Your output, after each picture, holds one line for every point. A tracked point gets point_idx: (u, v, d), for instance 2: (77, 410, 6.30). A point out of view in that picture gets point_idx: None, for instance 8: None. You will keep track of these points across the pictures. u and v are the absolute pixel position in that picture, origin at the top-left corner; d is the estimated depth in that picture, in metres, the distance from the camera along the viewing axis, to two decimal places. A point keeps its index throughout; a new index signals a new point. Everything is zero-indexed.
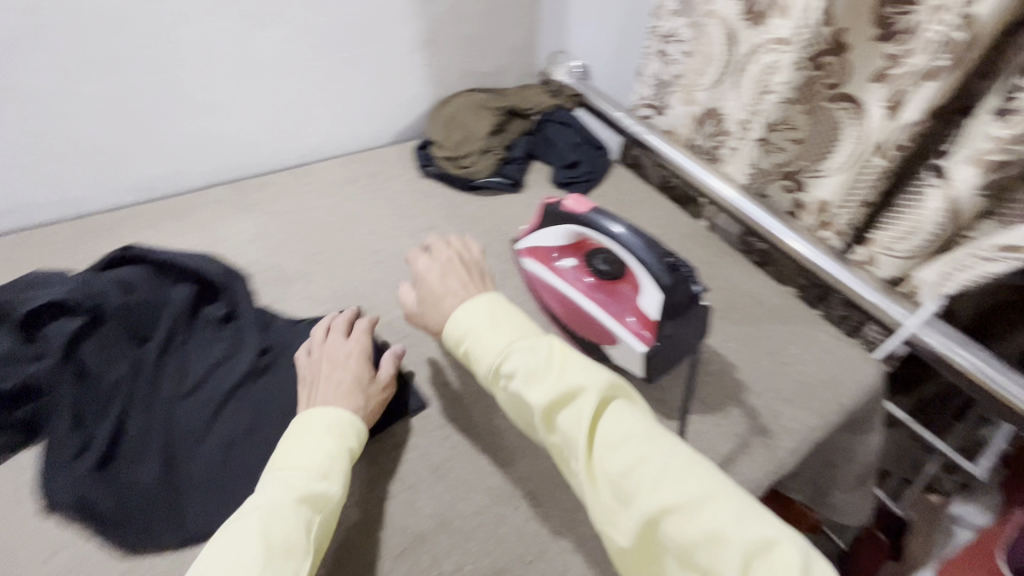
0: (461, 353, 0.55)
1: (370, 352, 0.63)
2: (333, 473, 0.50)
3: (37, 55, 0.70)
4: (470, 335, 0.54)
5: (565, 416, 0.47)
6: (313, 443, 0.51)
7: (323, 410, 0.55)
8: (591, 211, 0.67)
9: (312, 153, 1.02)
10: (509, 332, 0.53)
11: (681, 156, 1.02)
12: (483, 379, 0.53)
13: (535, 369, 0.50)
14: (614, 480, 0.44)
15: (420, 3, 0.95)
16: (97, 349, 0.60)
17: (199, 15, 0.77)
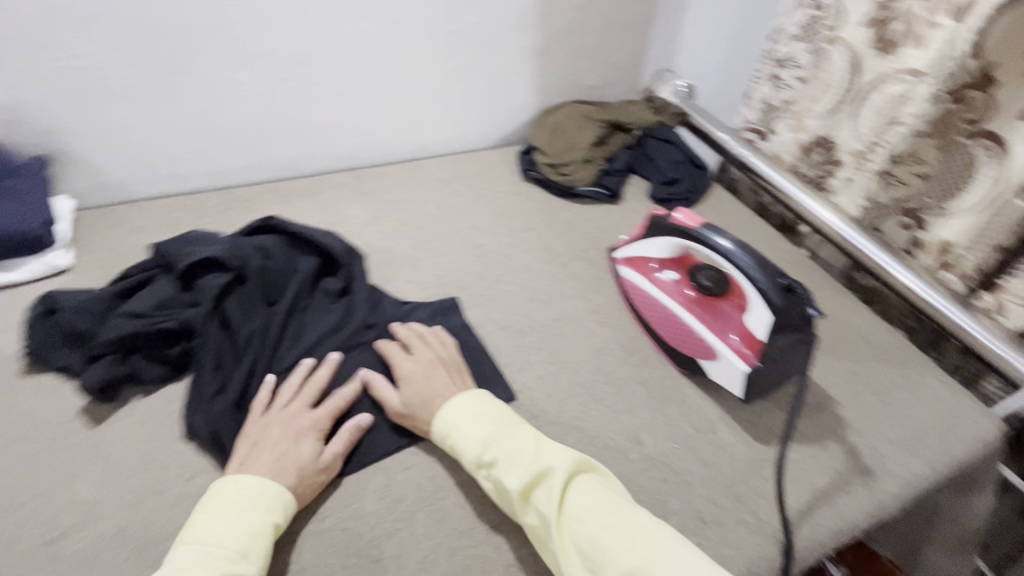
0: (446, 443, 0.57)
1: (321, 419, 0.58)
2: (252, 552, 0.47)
3: (211, 44, 0.80)
4: (453, 425, 0.57)
5: (540, 494, 0.51)
6: (233, 518, 0.48)
7: (251, 481, 0.51)
8: (703, 226, 0.67)
9: (422, 150, 1.08)
10: (486, 420, 0.57)
11: (782, 178, 1.00)
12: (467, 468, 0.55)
13: (510, 456, 0.53)
14: (587, 550, 0.47)
15: (539, 15, 0.99)
16: (238, 305, 0.67)
17: (344, 17, 0.85)
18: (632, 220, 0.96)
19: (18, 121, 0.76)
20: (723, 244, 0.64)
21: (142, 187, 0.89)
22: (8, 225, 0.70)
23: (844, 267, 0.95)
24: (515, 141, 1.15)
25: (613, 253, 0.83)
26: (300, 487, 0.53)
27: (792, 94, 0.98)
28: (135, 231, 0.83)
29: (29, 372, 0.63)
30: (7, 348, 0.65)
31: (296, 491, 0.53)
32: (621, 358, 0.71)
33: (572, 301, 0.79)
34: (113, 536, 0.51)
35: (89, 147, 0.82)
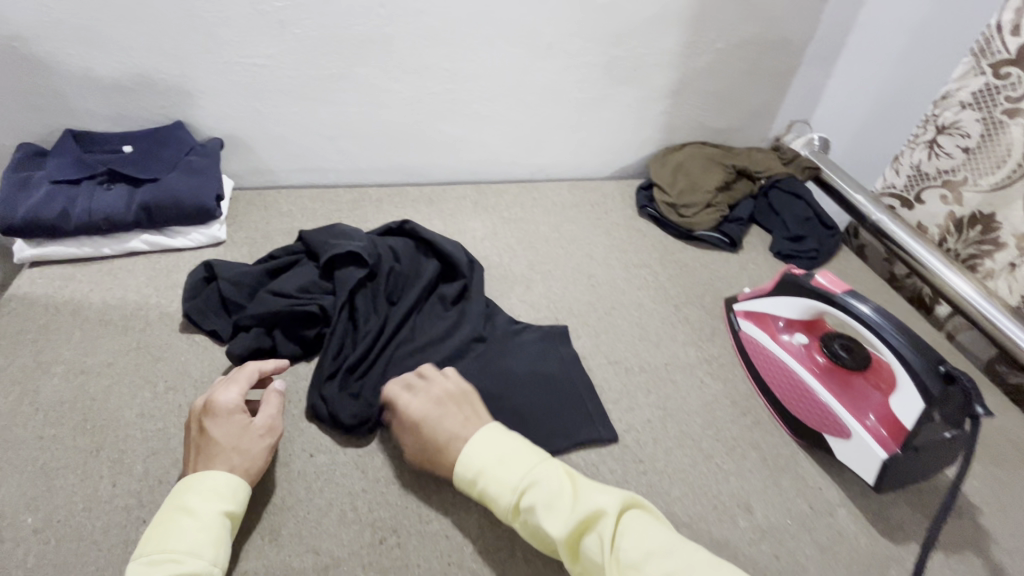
0: (475, 488, 0.50)
1: (235, 399, 0.56)
2: (205, 547, 0.46)
3: (376, 54, 0.86)
4: (480, 469, 0.50)
5: (591, 540, 0.46)
6: (180, 519, 0.47)
7: (195, 479, 0.49)
8: (848, 295, 0.62)
9: (540, 172, 1.10)
10: (513, 458, 0.51)
11: (910, 240, 0.96)
12: (501, 514, 0.49)
13: (550, 498, 0.48)
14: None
15: (683, 55, 0.98)
16: (365, 300, 0.70)
17: (497, 40, 0.88)
18: (751, 272, 0.92)
19: (205, 106, 0.86)
20: (873, 315, 0.59)
21: (290, 175, 0.97)
22: (185, 194, 0.78)
23: (988, 358, 0.89)
24: (632, 174, 1.15)
25: (734, 304, 0.80)
26: (250, 459, 0.53)
27: (951, 163, 0.92)
28: (281, 215, 0.90)
29: (185, 330, 0.69)
30: (169, 305, 0.72)
31: (247, 466, 0.52)
32: (733, 417, 0.68)
33: (684, 348, 0.76)
34: None
35: (254, 135, 0.91)
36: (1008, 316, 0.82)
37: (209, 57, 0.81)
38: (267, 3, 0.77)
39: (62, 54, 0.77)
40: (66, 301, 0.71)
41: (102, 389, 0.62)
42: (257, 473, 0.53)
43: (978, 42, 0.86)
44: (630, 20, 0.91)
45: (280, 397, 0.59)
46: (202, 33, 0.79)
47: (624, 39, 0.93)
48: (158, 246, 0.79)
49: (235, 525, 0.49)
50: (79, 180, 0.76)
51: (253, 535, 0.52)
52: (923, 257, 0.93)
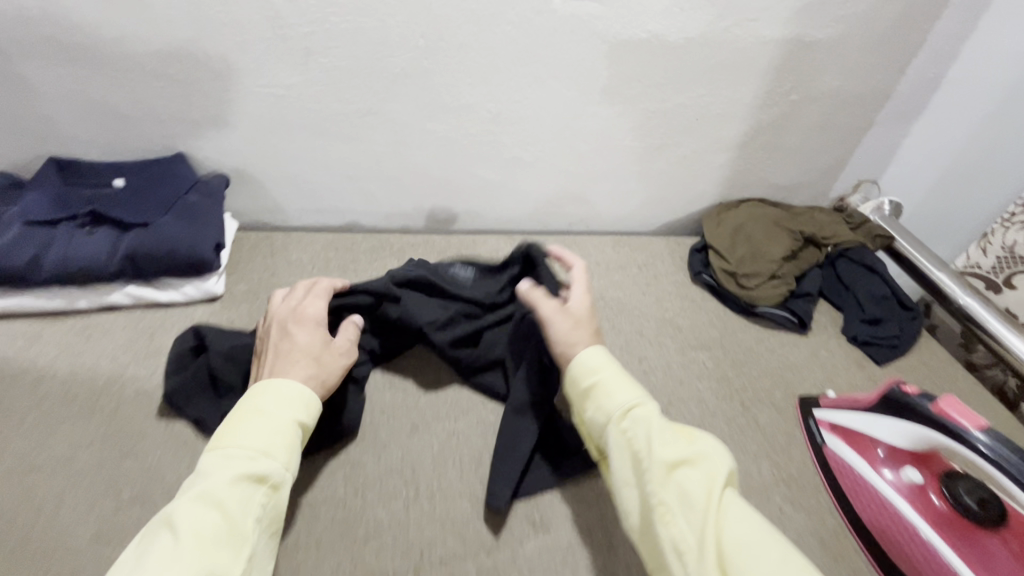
0: (590, 380, 0.54)
1: (318, 312, 0.60)
2: (274, 451, 0.47)
3: (410, 89, 0.75)
4: (602, 374, 0.54)
5: (686, 475, 0.48)
6: (254, 420, 0.48)
7: (270, 383, 0.51)
8: (980, 434, 0.50)
9: (581, 223, 0.98)
10: (634, 385, 0.55)
11: (1001, 326, 0.84)
12: (605, 412, 0.52)
13: (662, 429, 0.51)
14: (734, 548, 0.43)
15: (753, 107, 0.87)
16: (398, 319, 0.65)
17: (548, 80, 0.77)
18: (824, 361, 0.80)
19: (213, 138, 0.75)
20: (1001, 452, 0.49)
21: (304, 216, 0.87)
22: (179, 243, 0.67)
23: None
24: (680, 230, 1.03)
25: (815, 412, 0.67)
26: (326, 369, 0.56)
27: None
28: (289, 264, 0.79)
29: (164, 413, 0.58)
30: (148, 379, 0.60)
31: (322, 377, 0.55)
32: (825, 565, 0.55)
33: (756, 461, 0.64)
34: None
35: (266, 171, 0.80)
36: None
37: (219, 83, 0.70)
38: (290, 27, 0.67)
39: (49, 73, 0.66)
40: (24, 369, 0.59)
41: (55, 495, 0.50)
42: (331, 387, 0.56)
43: None
44: (699, 65, 0.80)
45: (357, 327, 0.61)
46: (213, 57, 0.68)
47: (690, 86, 0.82)
48: (143, 301, 0.68)
49: (303, 434, 0.51)
50: (57, 221, 0.65)
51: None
52: (1013, 346, 0.81)
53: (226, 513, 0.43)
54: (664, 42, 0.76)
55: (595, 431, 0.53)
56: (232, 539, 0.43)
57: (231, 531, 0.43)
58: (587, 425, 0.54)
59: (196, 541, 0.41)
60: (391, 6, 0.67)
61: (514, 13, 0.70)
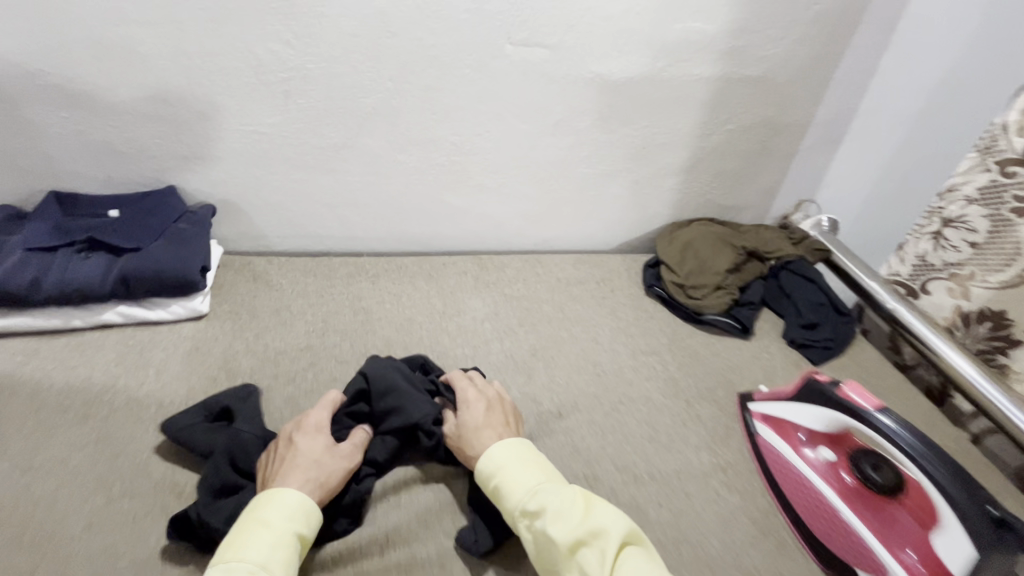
0: (492, 483, 0.57)
1: (320, 421, 0.62)
2: (273, 565, 0.48)
3: (381, 125, 0.83)
4: (499, 470, 0.57)
5: (586, 556, 0.49)
6: (256, 534, 0.49)
7: (275, 492, 0.53)
8: (878, 412, 0.58)
9: (544, 244, 1.06)
10: (531, 469, 0.57)
11: (927, 331, 0.92)
12: (508, 511, 0.55)
13: (559, 508, 0.53)
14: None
15: (694, 136, 0.97)
16: (395, 416, 0.64)
17: (506, 115, 0.86)
18: (765, 363, 0.87)
19: (201, 171, 0.83)
20: (899, 430, 0.56)
21: (286, 241, 0.94)
22: (169, 266, 0.73)
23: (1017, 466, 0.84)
24: (638, 248, 1.12)
25: (749, 403, 0.75)
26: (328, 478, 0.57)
27: (958, 255, 0.90)
28: (270, 285, 0.85)
29: (153, 418, 0.63)
30: (137, 389, 0.66)
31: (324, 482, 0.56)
32: (754, 539, 0.62)
33: (696, 451, 0.70)
34: None
35: (250, 201, 0.87)
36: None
37: (207, 123, 0.78)
38: (271, 74, 0.75)
39: (52, 117, 0.74)
40: (21, 381, 0.65)
41: (49, 491, 0.55)
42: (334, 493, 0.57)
43: (982, 140, 0.83)
44: (639, 102, 0.90)
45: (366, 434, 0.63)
46: (203, 100, 0.76)
47: (635, 118, 0.92)
48: (134, 319, 0.74)
49: (303, 547, 0.52)
50: (56, 248, 0.71)
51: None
52: (936, 347, 0.90)
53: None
54: (607, 81, 0.86)
55: (511, 526, 0.56)
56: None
57: None
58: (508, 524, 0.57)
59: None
60: (361, 54, 0.76)
61: (472, 58, 0.79)
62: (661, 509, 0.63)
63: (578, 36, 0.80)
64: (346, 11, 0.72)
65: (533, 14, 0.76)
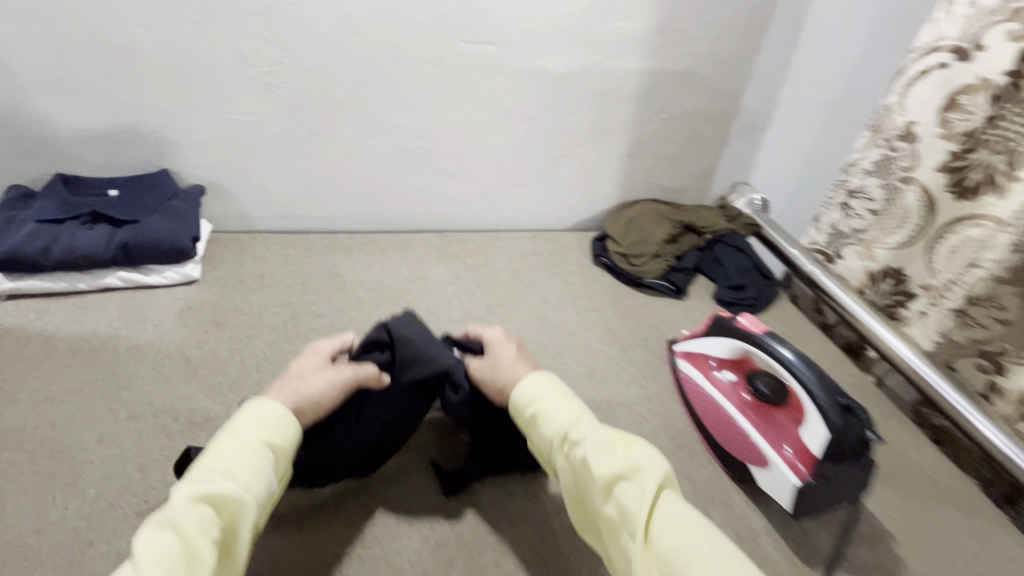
0: (530, 412, 0.60)
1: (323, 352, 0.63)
2: (239, 474, 0.48)
3: (351, 114, 0.94)
4: (538, 401, 0.60)
5: (624, 490, 0.52)
6: (224, 446, 0.50)
7: (248, 408, 0.54)
8: (765, 335, 0.68)
9: (505, 223, 1.18)
10: (571, 405, 0.60)
11: (835, 288, 1.05)
12: (546, 440, 0.58)
13: (600, 444, 0.56)
14: (670, 559, 0.47)
15: (632, 123, 1.10)
16: (418, 368, 0.65)
17: (462, 104, 0.98)
18: (695, 318, 0.99)
19: (191, 156, 0.93)
20: (794, 360, 0.66)
21: (270, 221, 1.04)
22: (163, 236, 0.83)
23: (913, 401, 0.96)
24: (590, 227, 1.24)
25: (675, 345, 0.86)
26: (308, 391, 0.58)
27: (863, 222, 1.02)
28: (255, 257, 0.96)
29: (151, 360, 0.73)
30: (137, 338, 0.76)
31: (300, 391, 0.58)
32: (668, 450, 0.73)
33: (626, 385, 0.82)
34: None
35: (235, 183, 0.98)
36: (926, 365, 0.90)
37: (197, 112, 0.89)
38: (254, 68, 0.86)
39: (60, 106, 0.85)
40: (36, 332, 0.75)
41: (65, 415, 0.65)
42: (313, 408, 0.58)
43: (874, 119, 0.96)
44: (582, 93, 1.02)
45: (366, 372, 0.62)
46: (193, 92, 0.87)
47: (578, 107, 1.04)
48: (133, 283, 0.84)
49: (277, 457, 0.52)
50: (63, 220, 0.81)
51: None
52: (845, 303, 1.02)
53: (187, 538, 0.43)
54: (551, 74, 0.98)
55: (546, 454, 0.59)
56: (192, 563, 0.43)
57: (189, 551, 0.43)
58: (539, 449, 0.60)
59: (156, 565, 0.41)
60: (332, 50, 0.87)
61: (430, 54, 0.91)
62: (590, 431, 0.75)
63: (523, 34, 0.92)
64: (319, 12, 0.83)
65: (482, 15, 0.89)
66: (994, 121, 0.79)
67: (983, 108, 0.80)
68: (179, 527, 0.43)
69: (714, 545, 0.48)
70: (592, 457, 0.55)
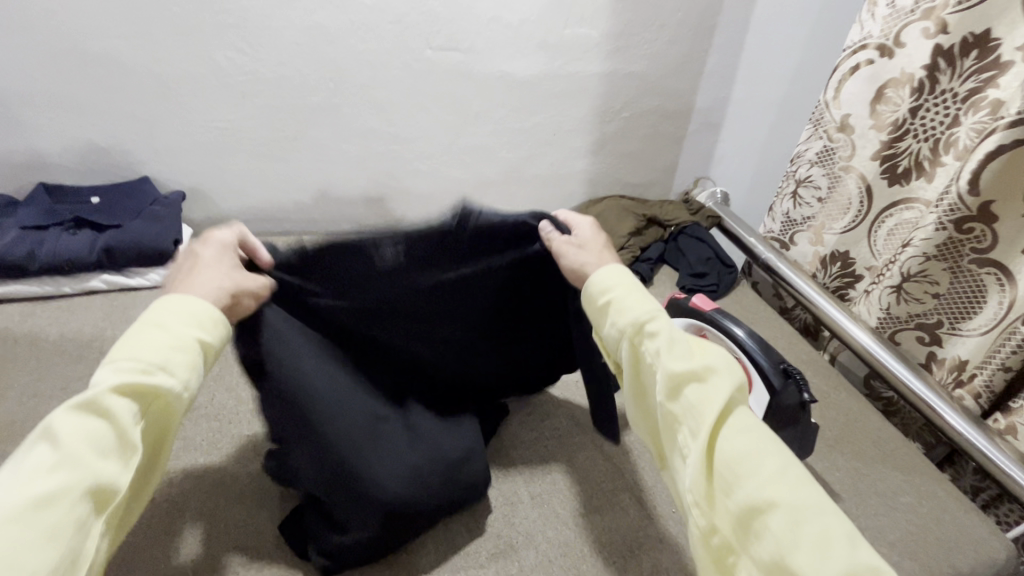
0: (603, 299, 0.57)
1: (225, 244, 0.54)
2: (175, 366, 0.45)
3: (324, 119, 0.99)
4: (613, 292, 0.57)
5: (694, 389, 0.49)
6: (150, 333, 0.45)
7: (165, 302, 0.47)
8: (717, 313, 0.75)
9: (480, 221, 1.23)
10: (650, 300, 0.56)
11: (788, 270, 1.11)
12: (617, 328, 0.55)
13: (677, 343, 0.52)
14: (735, 462, 0.44)
15: (596, 123, 1.15)
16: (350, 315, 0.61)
17: (433, 107, 1.03)
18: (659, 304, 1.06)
19: (171, 162, 0.97)
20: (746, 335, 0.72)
21: (251, 225, 1.08)
22: (144, 237, 0.87)
23: (864, 375, 1.02)
24: None
25: None
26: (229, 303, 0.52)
27: (811, 210, 1.08)
28: None
29: None
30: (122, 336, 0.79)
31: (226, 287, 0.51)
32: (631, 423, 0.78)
33: None
34: (201, 509, 0.65)
35: (216, 188, 1.02)
36: (868, 337, 0.96)
37: (175, 120, 0.93)
38: (229, 77, 0.91)
39: (42, 116, 0.88)
40: (23, 333, 0.78)
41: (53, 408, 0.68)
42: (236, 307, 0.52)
43: (815, 114, 1.01)
44: (545, 95, 1.08)
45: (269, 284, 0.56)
46: (170, 101, 0.91)
47: (543, 108, 1.10)
48: (116, 286, 0.86)
49: (210, 354, 0.48)
50: (47, 227, 0.85)
51: (219, 546, 0.62)
52: (800, 286, 1.09)
53: (118, 425, 0.41)
54: (514, 78, 1.04)
55: (612, 345, 0.57)
56: (121, 450, 0.42)
57: (124, 439, 0.42)
58: (606, 340, 0.58)
59: (85, 449, 0.39)
60: (304, 59, 0.91)
61: (399, 61, 0.96)
62: (558, 413, 0.82)
63: (486, 40, 0.98)
64: (290, 23, 0.88)
65: (446, 23, 0.94)
66: (917, 111, 0.86)
67: (907, 99, 0.86)
68: (110, 416, 0.41)
69: (772, 446, 0.45)
70: (665, 353, 0.51)
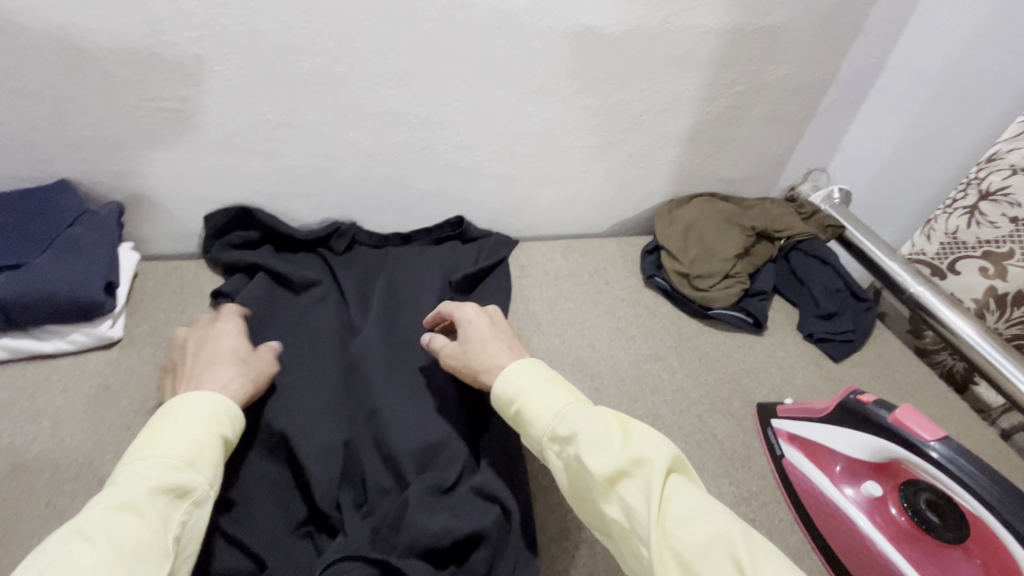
0: (513, 410, 0.50)
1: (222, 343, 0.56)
2: (201, 464, 0.44)
3: (326, 96, 0.68)
4: (521, 395, 0.50)
5: (627, 488, 0.44)
6: (174, 430, 0.44)
7: (191, 398, 0.47)
8: (939, 442, 0.50)
9: (529, 229, 0.94)
10: (557, 388, 0.50)
11: (932, 296, 0.84)
12: (534, 440, 0.49)
13: (592, 431, 0.46)
14: (693, 562, 0.40)
15: (698, 100, 0.83)
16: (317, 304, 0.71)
17: (478, 79, 0.71)
18: (781, 364, 0.80)
19: (102, 160, 0.67)
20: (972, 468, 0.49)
21: None
22: (55, 288, 0.60)
23: None
24: (632, 230, 1.00)
25: (773, 420, 0.68)
26: (255, 364, 0.56)
27: (995, 232, 0.80)
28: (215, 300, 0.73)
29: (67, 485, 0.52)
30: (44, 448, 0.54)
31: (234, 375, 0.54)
32: None
33: (715, 481, 0.65)
34: None
35: (171, 195, 0.72)
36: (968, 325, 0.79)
37: (96, 101, 0.62)
38: (173, 33, 0.59)
39: None
40: None
41: None
42: (266, 371, 0.57)
43: None
44: (639, 59, 0.75)
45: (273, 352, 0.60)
46: (86, 71, 0.60)
47: (632, 81, 0.77)
48: (24, 352, 0.62)
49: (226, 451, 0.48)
50: None
51: None
52: (946, 318, 0.82)
53: (153, 524, 0.39)
54: (599, 36, 0.71)
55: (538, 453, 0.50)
56: (151, 554, 0.38)
57: (155, 542, 0.39)
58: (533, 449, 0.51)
59: (121, 552, 0.36)
60: (288, 6, 0.59)
61: (432, 8, 0.63)
62: None
63: None
64: None
65: None
66: None
67: None
68: (145, 515, 0.39)
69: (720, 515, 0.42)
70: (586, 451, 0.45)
